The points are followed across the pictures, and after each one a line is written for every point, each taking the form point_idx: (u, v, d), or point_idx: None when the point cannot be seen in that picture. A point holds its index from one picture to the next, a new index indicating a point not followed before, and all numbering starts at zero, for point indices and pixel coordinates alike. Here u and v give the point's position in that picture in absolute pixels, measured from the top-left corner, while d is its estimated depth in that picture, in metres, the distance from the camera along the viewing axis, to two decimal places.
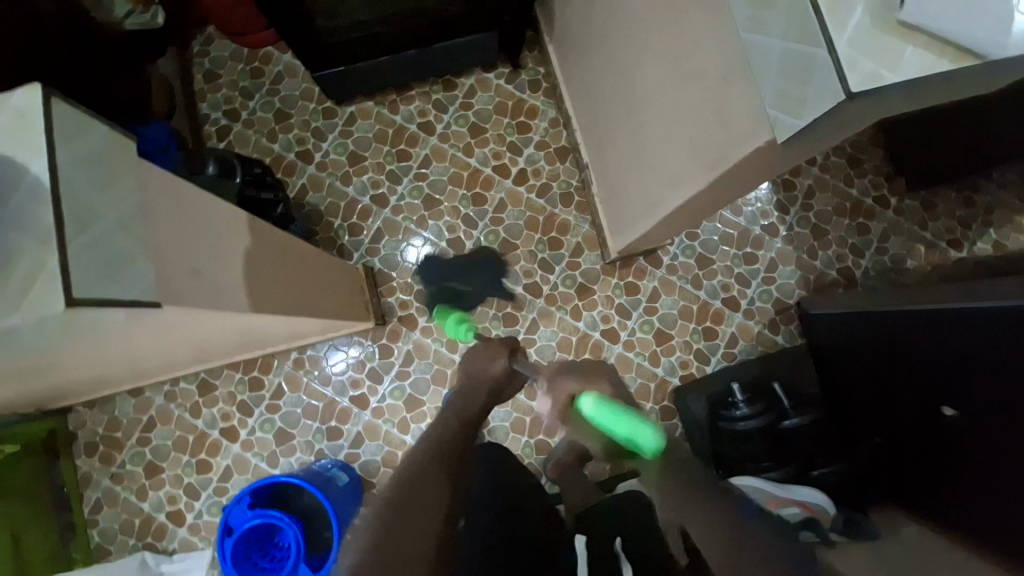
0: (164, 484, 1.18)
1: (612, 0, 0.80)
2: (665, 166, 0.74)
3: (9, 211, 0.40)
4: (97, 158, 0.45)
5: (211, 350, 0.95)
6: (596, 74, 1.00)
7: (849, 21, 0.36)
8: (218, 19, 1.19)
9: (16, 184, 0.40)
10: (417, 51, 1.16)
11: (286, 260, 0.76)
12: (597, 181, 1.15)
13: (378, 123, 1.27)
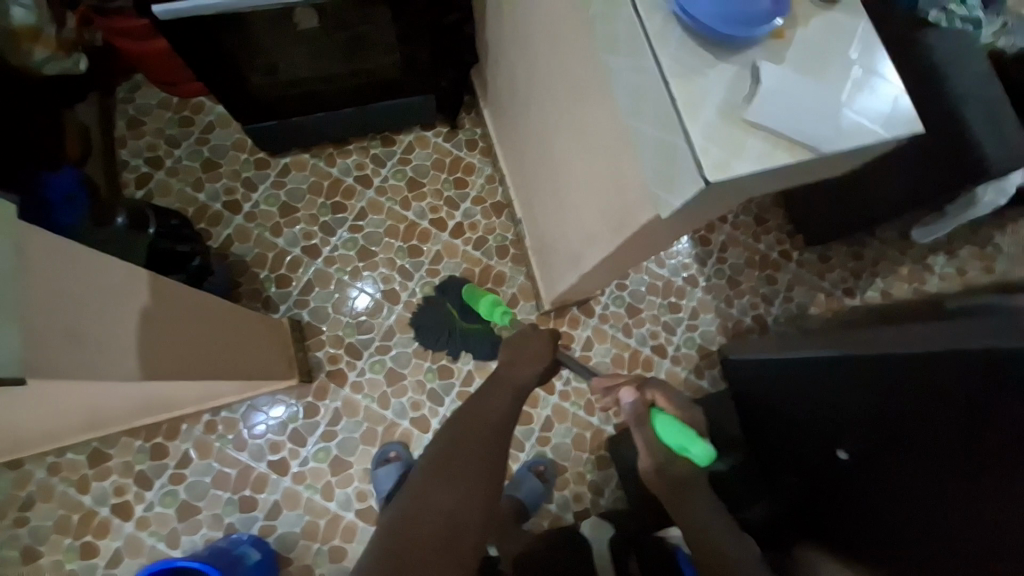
0: (38, 575, 1.01)
1: (530, 76, 0.87)
2: (583, 226, 0.79)
3: None
4: None
5: (103, 417, 0.86)
6: (524, 135, 1.06)
7: (701, 117, 0.42)
8: (147, 68, 1.17)
9: None
10: (356, 110, 1.20)
11: (191, 312, 0.73)
12: (529, 234, 1.20)
13: (313, 175, 1.27)
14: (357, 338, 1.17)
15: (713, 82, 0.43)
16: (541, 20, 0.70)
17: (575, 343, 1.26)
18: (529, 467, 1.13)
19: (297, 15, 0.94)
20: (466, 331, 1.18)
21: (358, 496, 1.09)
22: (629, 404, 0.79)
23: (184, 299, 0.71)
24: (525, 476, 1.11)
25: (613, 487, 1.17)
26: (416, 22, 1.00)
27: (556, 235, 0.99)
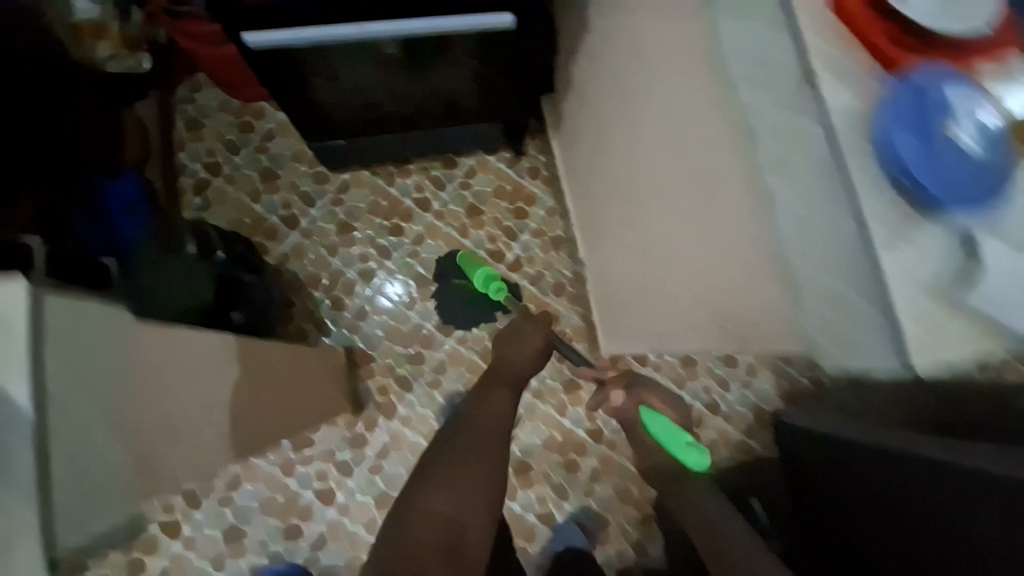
0: None
1: (631, 130, 0.81)
2: (677, 304, 0.76)
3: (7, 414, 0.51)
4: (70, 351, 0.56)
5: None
6: (600, 186, 1.01)
7: (915, 295, 0.36)
8: (210, 71, 1.12)
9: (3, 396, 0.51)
10: (424, 133, 1.15)
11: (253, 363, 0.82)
12: (592, 275, 1.15)
13: (372, 194, 1.22)
14: (407, 370, 1.15)
15: (927, 246, 0.36)
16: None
17: None
18: (574, 519, 1.15)
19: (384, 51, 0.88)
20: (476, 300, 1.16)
21: None
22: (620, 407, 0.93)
23: (159, 345, 0.68)
24: (569, 527, 1.14)
25: (656, 546, 1.14)
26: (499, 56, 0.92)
27: (632, 297, 0.94)
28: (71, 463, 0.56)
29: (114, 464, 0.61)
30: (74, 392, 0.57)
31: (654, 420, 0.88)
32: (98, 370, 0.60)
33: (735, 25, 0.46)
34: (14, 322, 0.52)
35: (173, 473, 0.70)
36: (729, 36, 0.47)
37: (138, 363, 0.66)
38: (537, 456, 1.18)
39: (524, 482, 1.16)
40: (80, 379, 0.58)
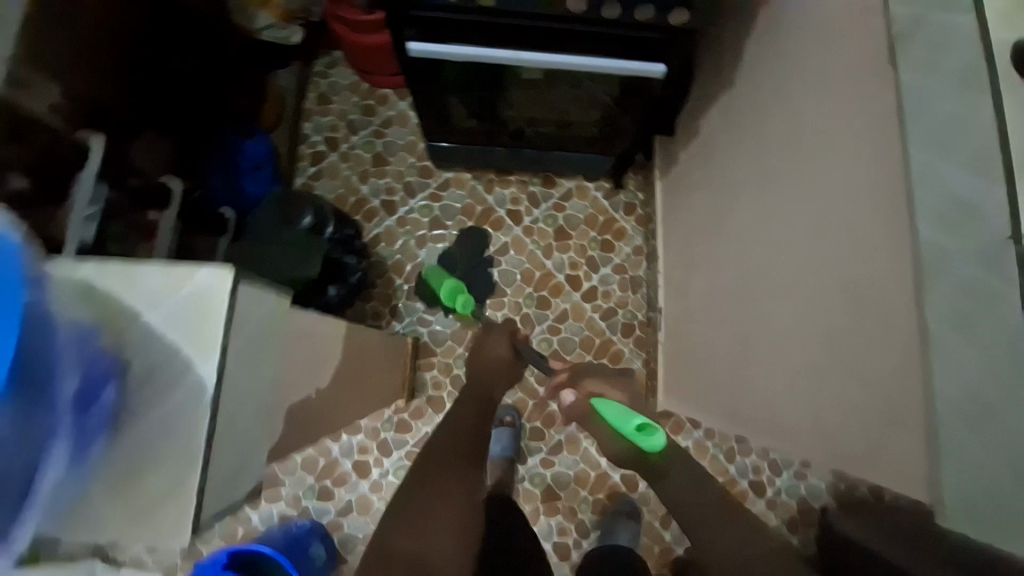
0: None
1: (761, 209, 0.79)
2: (777, 399, 0.75)
3: (178, 395, 0.47)
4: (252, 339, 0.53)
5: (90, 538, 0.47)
6: (703, 248, 0.99)
7: None
8: (354, 57, 1.20)
9: (180, 376, 0.47)
10: (536, 152, 1.18)
11: (354, 361, 0.85)
12: (670, 327, 1.14)
13: (469, 197, 1.26)
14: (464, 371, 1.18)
15: None
16: (832, 199, 0.62)
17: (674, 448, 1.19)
18: (618, 516, 1.11)
19: (524, 75, 0.90)
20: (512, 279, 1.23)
21: None
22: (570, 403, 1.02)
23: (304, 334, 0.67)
24: (620, 525, 1.09)
25: None
26: (638, 96, 0.91)
27: (716, 368, 0.93)
28: (226, 455, 0.51)
29: (249, 459, 0.57)
30: (243, 389, 0.52)
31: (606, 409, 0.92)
32: (267, 364, 0.56)
33: (930, 163, 0.45)
34: (212, 305, 0.48)
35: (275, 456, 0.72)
36: (914, 171, 0.47)
37: (290, 360, 0.63)
38: (568, 488, 1.16)
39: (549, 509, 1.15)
40: (249, 371, 0.53)
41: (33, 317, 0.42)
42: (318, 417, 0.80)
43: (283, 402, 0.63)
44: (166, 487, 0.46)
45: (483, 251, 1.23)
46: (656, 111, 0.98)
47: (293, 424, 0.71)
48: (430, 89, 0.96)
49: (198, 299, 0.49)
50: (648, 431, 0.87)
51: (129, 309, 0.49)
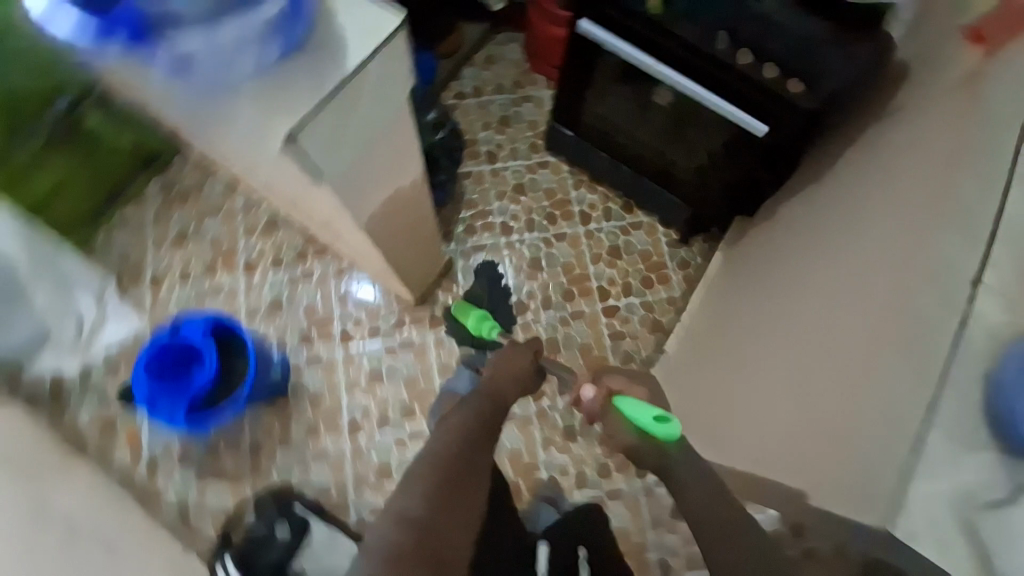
0: (179, 256, 1.25)
1: (807, 267, 0.87)
2: (751, 423, 0.79)
3: (319, 60, 0.56)
4: (382, 84, 0.60)
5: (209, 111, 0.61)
6: (728, 309, 1.06)
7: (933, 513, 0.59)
8: (530, 37, 1.39)
9: (328, 49, 0.56)
10: (633, 176, 1.26)
11: (404, 235, 0.95)
12: (678, 343, 1.22)
13: (558, 182, 1.38)
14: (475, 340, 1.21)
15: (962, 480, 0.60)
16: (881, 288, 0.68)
17: (608, 482, 1.22)
18: (542, 500, 1.17)
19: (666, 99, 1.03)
20: (553, 265, 1.32)
21: (365, 410, 1.20)
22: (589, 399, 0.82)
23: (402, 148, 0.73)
24: (540, 509, 1.16)
25: None
26: (738, 159, 0.99)
27: (702, 380, 0.99)
28: (325, 136, 0.60)
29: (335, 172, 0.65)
30: (360, 110, 0.61)
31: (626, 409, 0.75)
32: (383, 115, 0.64)
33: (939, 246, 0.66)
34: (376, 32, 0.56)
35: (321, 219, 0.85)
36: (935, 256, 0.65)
37: (396, 144, 0.71)
38: (500, 456, 1.22)
39: None
40: (371, 99, 0.61)
41: None
42: (357, 235, 0.90)
43: (365, 180, 0.71)
44: (291, 94, 0.56)
45: (498, 282, 1.30)
46: (746, 184, 1.05)
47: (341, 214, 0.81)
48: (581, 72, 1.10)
49: (373, 22, 0.56)
50: (667, 420, 0.70)
51: None
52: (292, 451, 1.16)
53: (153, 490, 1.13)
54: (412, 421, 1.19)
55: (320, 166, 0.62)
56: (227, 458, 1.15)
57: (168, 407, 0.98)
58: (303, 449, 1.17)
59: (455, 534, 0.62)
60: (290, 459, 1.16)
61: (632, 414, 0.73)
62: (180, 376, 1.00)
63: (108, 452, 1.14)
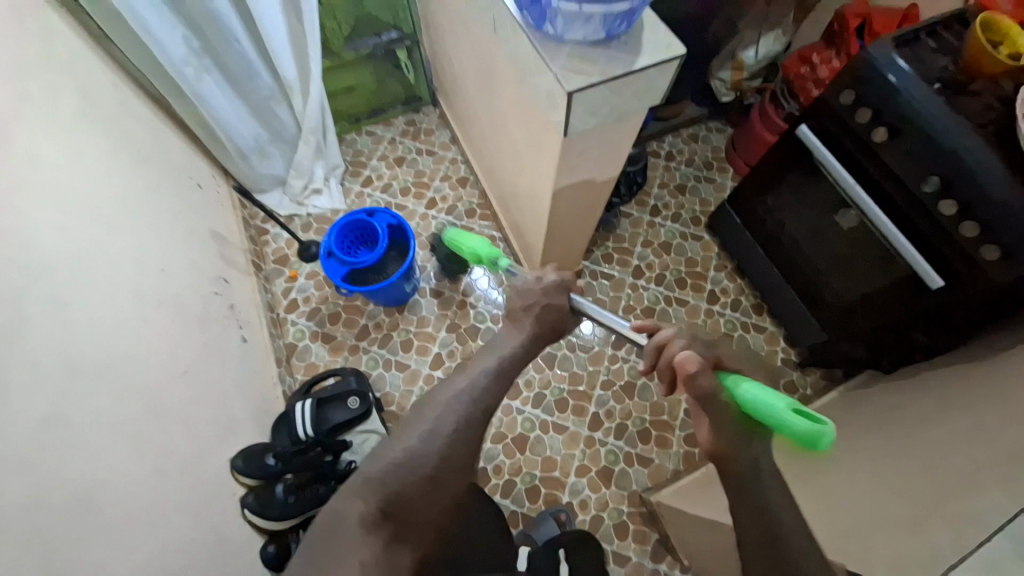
0: (390, 172, 1.57)
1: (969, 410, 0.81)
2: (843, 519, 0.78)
3: (614, 59, 0.62)
4: (645, 91, 0.66)
5: (509, 69, 0.84)
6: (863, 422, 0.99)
7: None
8: (736, 133, 1.52)
9: (624, 54, 0.63)
10: (779, 283, 1.29)
11: (572, 227, 1.10)
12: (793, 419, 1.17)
13: (704, 258, 1.46)
14: (560, 355, 1.30)
15: None
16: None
17: (618, 543, 1.15)
18: (551, 513, 1.15)
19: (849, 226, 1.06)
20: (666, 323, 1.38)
21: (452, 351, 1.36)
22: (699, 378, 0.58)
23: (617, 158, 0.85)
24: (545, 521, 1.13)
25: None
26: (894, 306, 0.99)
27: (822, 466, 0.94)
28: (581, 114, 0.65)
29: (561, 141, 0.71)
30: (612, 108, 0.67)
31: (736, 385, 0.58)
32: (623, 119, 0.70)
33: None
34: (665, 53, 0.63)
35: (524, 182, 1.05)
36: None
37: (617, 146, 0.80)
38: (536, 456, 1.22)
39: (508, 450, 1.23)
40: (623, 105, 0.67)
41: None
42: (535, 208, 1.07)
43: (582, 166, 0.82)
44: (589, 68, 0.62)
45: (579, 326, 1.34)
46: (889, 332, 1.03)
47: (537, 185, 0.99)
48: (771, 175, 1.19)
49: (664, 45, 0.63)
50: (810, 416, 0.54)
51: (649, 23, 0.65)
52: (385, 350, 1.36)
53: (281, 322, 1.37)
54: None
55: (571, 127, 0.66)
56: (340, 328, 1.37)
57: (336, 267, 1.21)
58: (393, 353, 1.35)
59: (428, 500, 0.61)
60: (380, 355, 1.35)
61: (758, 401, 0.56)
62: (355, 252, 1.25)
63: (270, 278, 1.42)
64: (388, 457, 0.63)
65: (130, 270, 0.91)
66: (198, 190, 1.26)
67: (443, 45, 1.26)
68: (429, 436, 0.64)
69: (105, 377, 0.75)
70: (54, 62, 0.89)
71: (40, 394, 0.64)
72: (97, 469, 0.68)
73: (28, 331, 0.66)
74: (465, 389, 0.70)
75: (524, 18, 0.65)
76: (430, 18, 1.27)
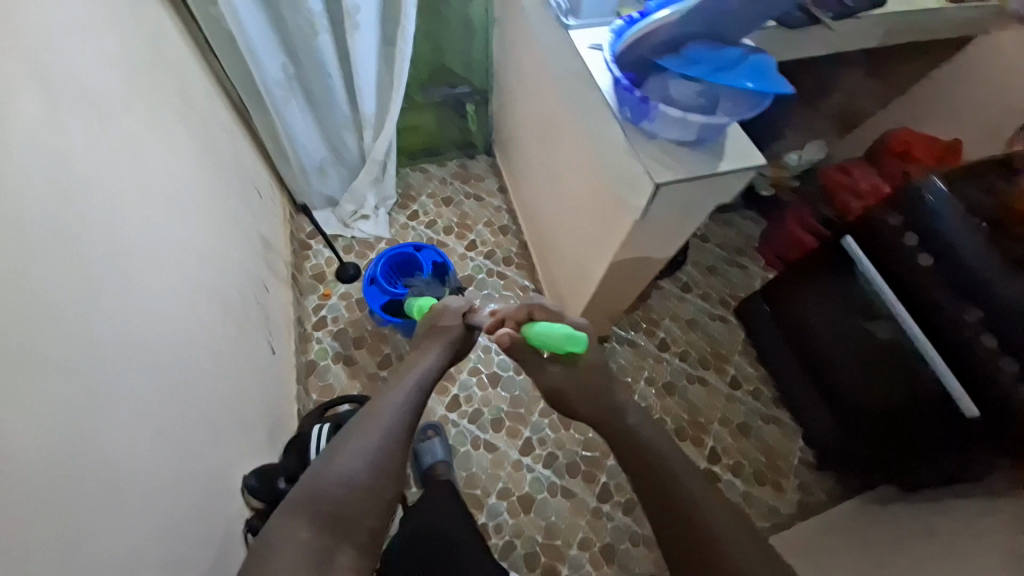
0: (437, 210, 1.63)
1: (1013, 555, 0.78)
2: None
3: (703, 158, 0.67)
4: (722, 190, 0.71)
5: (580, 144, 0.89)
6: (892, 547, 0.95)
7: None
8: (767, 229, 1.57)
9: (712, 154, 0.68)
10: (800, 381, 1.30)
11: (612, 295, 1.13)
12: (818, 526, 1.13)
13: (728, 343, 1.47)
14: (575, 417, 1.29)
15: None
16: None
17: None
18: None
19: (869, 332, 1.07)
20: (686, 402, 1.37)
21: (470, 396, 1.31)
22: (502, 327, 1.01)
23: (674, 243, 0.89)
24: None
25: None
26: (924, 427, 0.99)
27: None
28: (662, 201, 0.69)
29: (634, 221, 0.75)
30: (688, 200, 0.71)
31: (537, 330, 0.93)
32: (693, 209, 0.75)
33: None
34: (748, 160, 0.68)
35: (573, 245, 1.09)
36: None
37: (677, 232, 0.84)
38: (538, 519, 1.17)
39: (513, 508, 1.18)
40: (697, 199, 0.72)
41: (750, 105, 0.63)
42: (579, 271, 1.11)
43: (643, 245, 0.86)
44: (677, 164, 0.67)
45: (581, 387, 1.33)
46: (897, 434, 1.06)
47: (585, 251, 1.03)
48: (807, 275, 1.22)
49: (747, 152, 0.68)
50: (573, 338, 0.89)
51: (735, 137, 0.69)
52: None
53: (308, 338, 1.38)
54: (495, 432, 1.26)
55: (649, 211, 0.71)
56: (363, 353, 1.37)
57: (377, 294, 1.23)
58: None
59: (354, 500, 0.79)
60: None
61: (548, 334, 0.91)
62: (394, 282, 1.27)
63: (305, 293, 1.44)
64: (327, 473, 0.79)
65: (191, 267, 0.94)
66: (259, 199, 1.32)
67: (512, 106, 1.36)
68: (359, 456, 0.82)
69: (151, 374, 0.76)
70: (163, 68, 0.97)
71: (96, 382, 0.64)
72: (125, 467, 0.67)
73: (97, 319, 0.67)
74: (387, 415, 0.88)
75: (619, 106, 0.70)
76: (504, 80, 1.37)
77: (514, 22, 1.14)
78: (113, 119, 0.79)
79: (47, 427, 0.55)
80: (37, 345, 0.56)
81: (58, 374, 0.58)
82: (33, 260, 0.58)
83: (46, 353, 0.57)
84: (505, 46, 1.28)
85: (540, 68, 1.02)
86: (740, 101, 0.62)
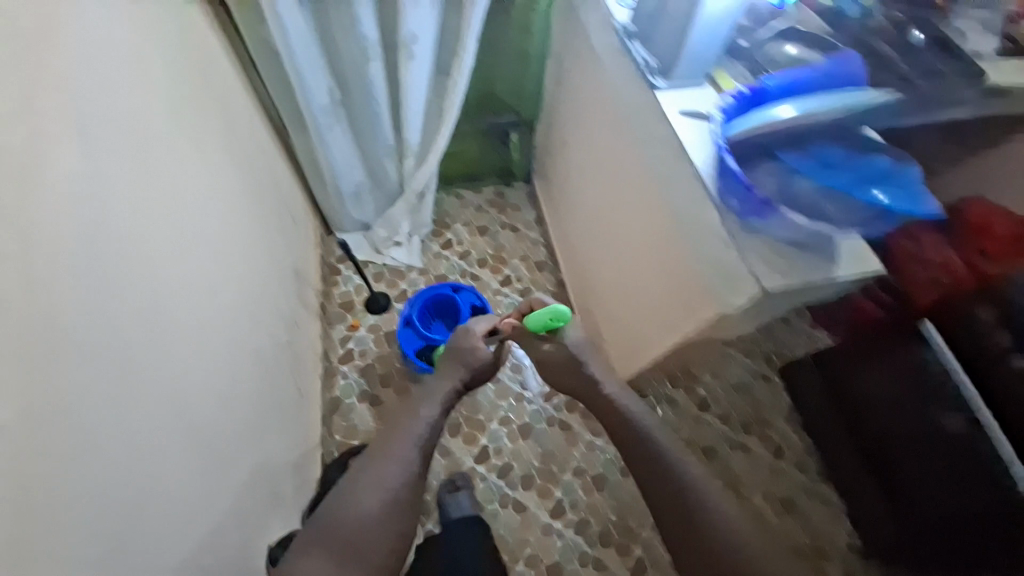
0: (471, 240, 1.56)
1: None
2: None
3: (814, 258, 0.60)
4: (826, 291, 0.64)
5: (647, 212, 0.80)
6: None
7: None
8: None
9: (825, 255, 0.61)
10: (851, 461, 1.19)
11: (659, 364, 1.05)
12: None
13: (772, 407, 1.40)
14: (611, 479, 1.22)
15: None
16: None
17: None
18: None
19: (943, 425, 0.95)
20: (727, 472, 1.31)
21: (500, 448, 1.25)
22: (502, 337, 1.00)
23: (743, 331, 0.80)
24: None
25: None
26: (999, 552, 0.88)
27: None
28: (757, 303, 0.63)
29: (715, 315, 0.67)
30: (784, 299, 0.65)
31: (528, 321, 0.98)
32: (782, 304, 0.69)
33: None
34: (866, 264, 0.61)
35: (623, 307, 1.01)
36: None
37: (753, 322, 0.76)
38: None
39: None
40: (793, 298, 0.65)
41: (882, 221, 0.58)
42: (625, 334, 1.03)
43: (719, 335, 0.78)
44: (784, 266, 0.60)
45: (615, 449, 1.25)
46: (958, 533, 0.94)
47: (638, 318, 0.95)
48: (870, 346, 1.09)
49: (864, 258, 0.62)
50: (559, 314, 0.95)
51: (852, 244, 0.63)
52: None
53: (334, 373, 1.32)
54: (526, 491, 1.20)
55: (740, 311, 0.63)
56: (389, 393, 1.31)
57: (412, 338, 1.18)
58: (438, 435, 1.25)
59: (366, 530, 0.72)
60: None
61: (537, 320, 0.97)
62: (430, 323, 1.21)
63: (332, 322, 1.38)
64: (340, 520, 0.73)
65: (226, 315, 0.87)
66: (294, 227, 1.25)
67: (563, 144, 1.28)
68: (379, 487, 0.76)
69: (182, 446, 0.69)
70: (207, 98, 0.90)
71: (127, 473, 0.58)
72: (147, 565, 0.60)
73: (130, 396, 0.60)
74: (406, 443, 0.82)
75: (718, 194, 0.62)
76: (555, 116, 1.30)
77: (577, 63, 1.06)
78: (153, 160, 0.72)
79: (69, 543, 0.48)
80: (65, 447, 0.49)
81: (84, 475, 0.51)
82: (69, 343, 0.51)
83: (74, 453, 0.50)
84: (560, 82, 1.20)
85: (603, 120, 0.94)
86: (873, 215, 0.58)
